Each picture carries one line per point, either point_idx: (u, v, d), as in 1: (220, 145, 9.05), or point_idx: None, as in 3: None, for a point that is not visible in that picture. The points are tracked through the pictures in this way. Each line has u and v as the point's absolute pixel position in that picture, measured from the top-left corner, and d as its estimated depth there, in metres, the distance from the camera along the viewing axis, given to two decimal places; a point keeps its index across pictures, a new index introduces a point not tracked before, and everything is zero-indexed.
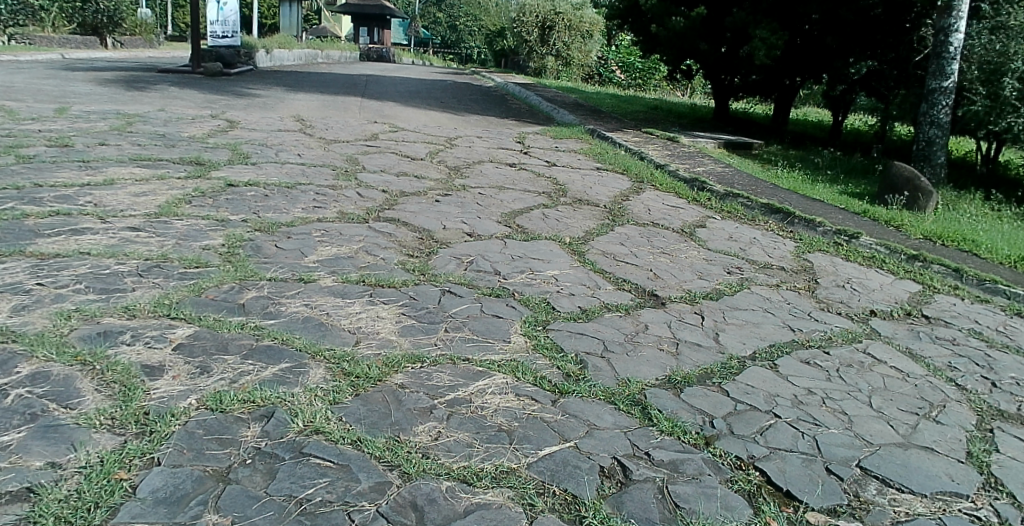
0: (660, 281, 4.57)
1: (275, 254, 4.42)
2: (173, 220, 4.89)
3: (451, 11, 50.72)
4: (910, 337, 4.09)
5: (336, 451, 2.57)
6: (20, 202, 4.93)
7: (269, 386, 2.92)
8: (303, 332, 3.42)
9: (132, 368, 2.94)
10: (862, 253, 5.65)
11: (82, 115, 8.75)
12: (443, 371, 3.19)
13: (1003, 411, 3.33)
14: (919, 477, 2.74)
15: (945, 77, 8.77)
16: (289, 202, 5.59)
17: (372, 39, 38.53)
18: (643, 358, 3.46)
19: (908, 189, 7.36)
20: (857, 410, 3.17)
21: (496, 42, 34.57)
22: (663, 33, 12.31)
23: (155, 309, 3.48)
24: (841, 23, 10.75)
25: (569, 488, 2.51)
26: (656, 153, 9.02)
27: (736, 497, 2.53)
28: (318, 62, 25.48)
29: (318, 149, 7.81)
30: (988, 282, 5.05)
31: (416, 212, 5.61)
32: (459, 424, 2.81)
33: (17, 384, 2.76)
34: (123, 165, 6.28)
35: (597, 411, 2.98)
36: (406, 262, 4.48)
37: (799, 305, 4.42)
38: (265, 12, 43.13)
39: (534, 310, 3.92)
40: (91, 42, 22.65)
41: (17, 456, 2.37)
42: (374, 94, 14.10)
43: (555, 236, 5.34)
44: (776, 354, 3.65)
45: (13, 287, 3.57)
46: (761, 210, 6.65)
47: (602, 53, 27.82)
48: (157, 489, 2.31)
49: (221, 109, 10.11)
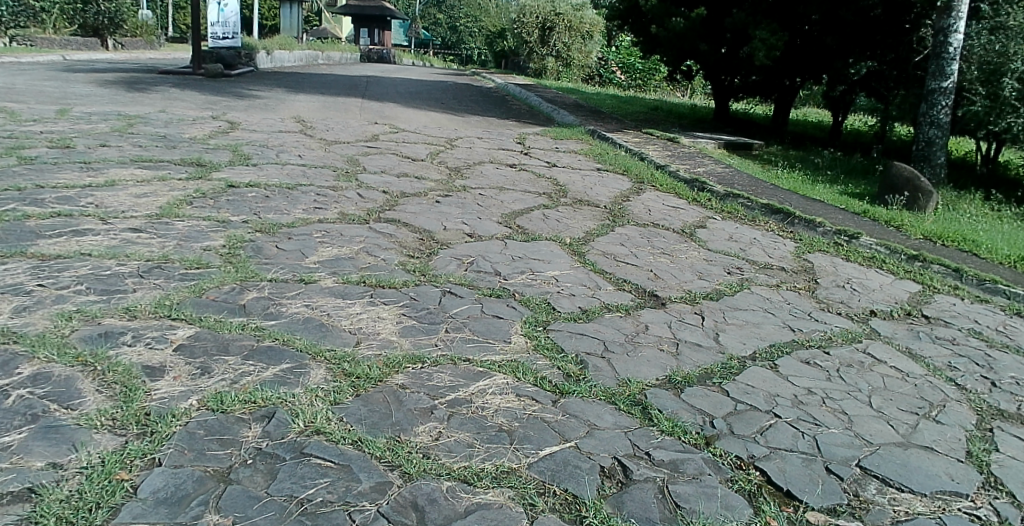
0: (660, 281, 4.58)
1: (275, 254, 4.43)
2: (175, 221, 4.90)
3: (451, 12, 50.86)
4: (909, 337, 4.10)
5: (336, 451, 2.58)
6: (21, 203, 4.94)
7: (270, 386, 2.92)
8: (304, 333, 3.42)
9: (133, 368, 2.94)
10: (863, 254, 5.65)
11: (83, 116, 8.77)
12: (443, 372, 3.19)
13: (1003, 410, 3.33)
14: (919, 477, 2.74)
15: (944, 77, 8.77)
16: (290, 203, 5.60)
17: (372, 40, 38.50)
18: (643, 358, 3.47)
19: (908, 189, 7.36)
20: (857, 410, 3.17)
21: (496, 43, 34.60)
22: (663, 34, 12.32)
23: (156, 310, 3.48)
24: (841, 24, 10.76)
25: (569, 488, 2.51)
26: (656, 154, 9.03)
27: (736, 497, 2.54)
28: (319, 64, 25.53)
29: (319, 150, 7.82)
30: (988, 282, 5.05)
31: (417, 213, 5.62)
32: (459, 425, 2.81)
33: (19, 385, 2.77)
34: (124, 166, 6.29)
35: (597, 411, 2.98)
36: (406, 263, 4.49)
37: (800, 305, 4.43)
38: (266, 13, 43.25)
39: (535, 310, 3.93)
40: (93, 44, 22.72)
41: (18, 456, 2.38)
42: (374, 95, 14.13)
43: (555, 237, 5.34)
44: (776, 354, 3.65)
45: (15, 288, 3.57)
46: (761, 211, 6.65)
47: (603, 53, 27.97)
48: (158, 489, 2.31)
49: (222, 111, 10.14)
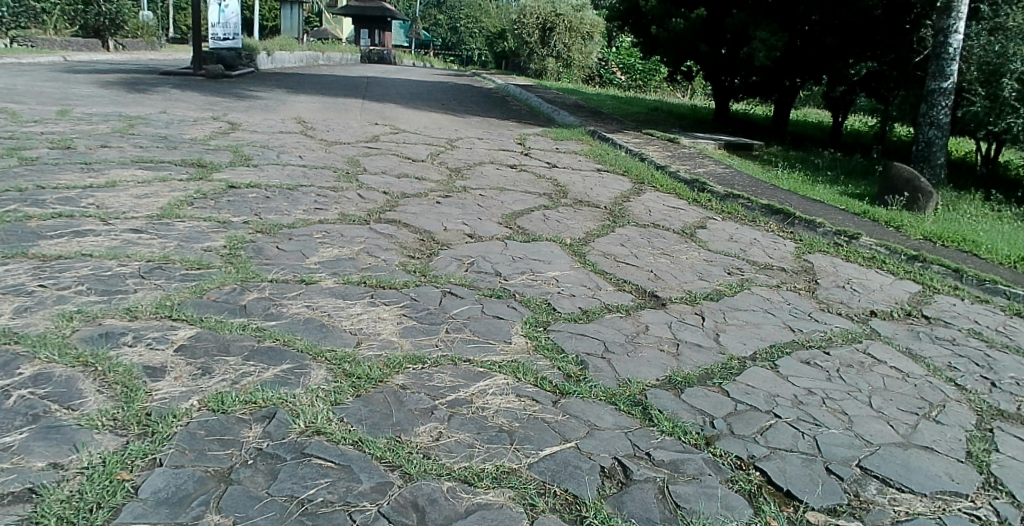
0: (661, 282, 4.58)
1: (276, 255, 4.43)
2: (175, 222, 4.90)
3: (452, 13, 50.98)
4: (909, 337, 4.10)
5: (337, 452, 2.58)
6: (21, 204, 4.94)
7: (271, 387, 2.93)
8: (304, 333, 3.43)
9: (133, 369, 2.95)
10: (863, 254, 5.65)
11: (84, 117, 8.79)
12: (444, 372, 3.20)
13: (1003, 410, 3.33)
14: (919, 477, 2.74)
15: (944, 78, 8.78)
16: (291, 203, 5.60)
17: (372, 41, 38.42)
18: (644, 359, 3.47)
19: (908, 190, 7.37)
20: (857, 410, 3.18)
21: (497, 43, 34.60)
22: (663, 35, 12.32)
23: (157, 310, 3.49)
24: (841, 24, 10.77)
25: (570, 488, 2.51)
26: (656, 154, 9.03)
27: (736, 497, 2.54)
28: (319, 64, 25.55)
29: (319, 151, 7.83)
30: (989, 282, 5.05)
31: (417, 213, 5.62)
32: (460, 425, 2.81)
33: (20, 385, 2.77)
34: (125, 167, 6.29)
35: (598, 411, 2.98)
36: (406, 263, 4.50)
37: (800, 305, 4.43)
38: (266, 14, 43.34)
39: (535, 311, 3.93)
40: (94, 45, 22.75)
41: (19, 456, 2.39)
42: (375, 96, 14.14)
43: (556, 238, 5.35)
44: (776, 354, 3.66)
45: (16, 288, 3.58)
46: (761, 211, 6.65)
47: (603, 54, 27.98)
48: (159, 489, 2.32)
49: (223, 111, 10.15)
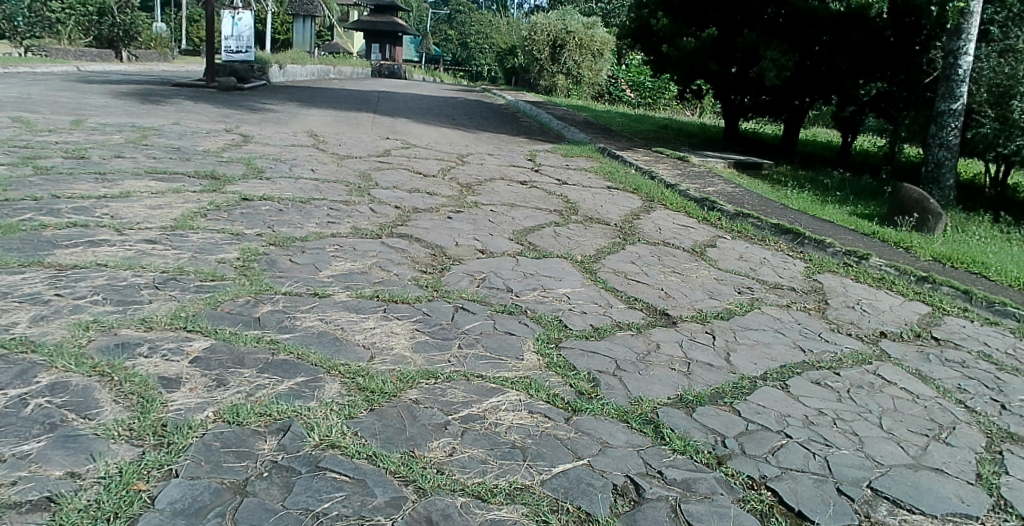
0: (672, 300, 4.60)
1: (289, 268, 4.47)
2: (189, 233, 4.95)
3: (463, 29, 51.92)
4: (920, 359, 4.10)
5: (352, 466, 2.60)
6: (37, 213, 5.00)
7: (285, 400, 2.95)
8: (318, 347, 3.45)
9: (148, 379, 2.98)
10: (872, 275, 5.66)
11: (98, 127, 8.88)
12: (457, 387, 3.22)
13: (1013, 434, 3.33)
14: (929, 499, 2.75)
15: (954, 100, 8.82)
16: (304, 217, 5.64)
17: (384, 56, 39.04)
18: (655, 377, 3.49)
19: (917, 210, 7.36)
20: (867, 431, 3.18)
21: (506, 59, 34.69)
22: (674, 53, 12.27)
23: (173, 321, 3.52)
24: (853, 45, 10.75)
25: (583, 505, 2.52)
26: (667, 173, 9.06)
27: (748, 517, 2.55)
28: (330, 78, 25.72)
29: (331, 165, 7.88)
30: (998, 304, 5.05)
31: (429, 229, 5.65)
32: (473, 441, 2.83)
33: (38, 393, 2.81)
34: (139, 178, 6.36)
35: (609, 429, 3.00)
36: (419, 278, 4.52)
37: (810, 326, 4.44)
38: (279, 28, 43.81)
39: (547, 327, 3.96)
40: (108, 55, 23.04)
41: (37, 465, 2.41)
42: (386, 110, 14.28)
43: (567, 254, 5.38)
44: (787, 374, 3.67)
45: (33, 297, 3.62)
46: (771, 231, 6.69)
47: (612, 71, 27.85)
48: (174, 500, 2.34)
49: (235, 124, 10.22)
